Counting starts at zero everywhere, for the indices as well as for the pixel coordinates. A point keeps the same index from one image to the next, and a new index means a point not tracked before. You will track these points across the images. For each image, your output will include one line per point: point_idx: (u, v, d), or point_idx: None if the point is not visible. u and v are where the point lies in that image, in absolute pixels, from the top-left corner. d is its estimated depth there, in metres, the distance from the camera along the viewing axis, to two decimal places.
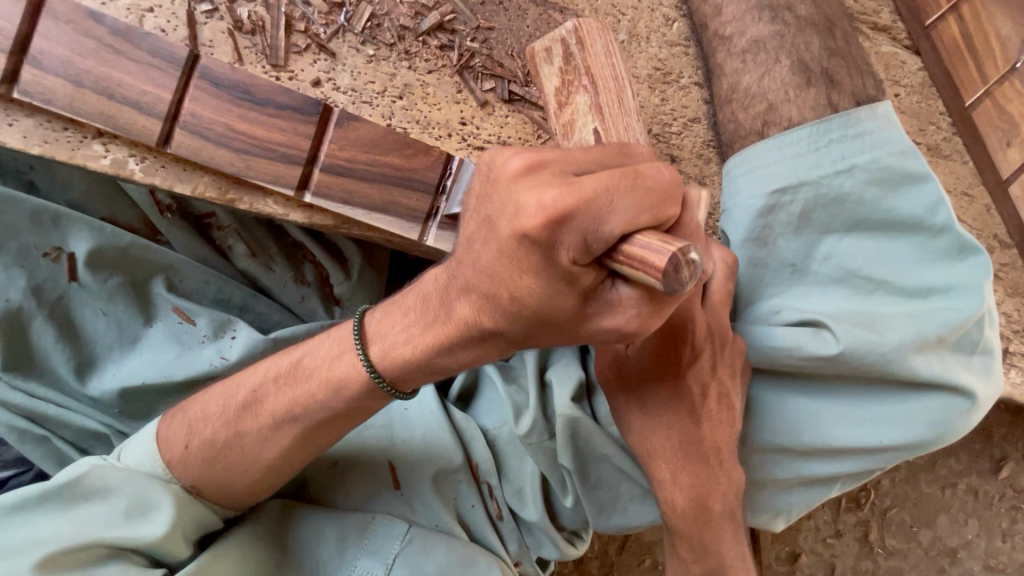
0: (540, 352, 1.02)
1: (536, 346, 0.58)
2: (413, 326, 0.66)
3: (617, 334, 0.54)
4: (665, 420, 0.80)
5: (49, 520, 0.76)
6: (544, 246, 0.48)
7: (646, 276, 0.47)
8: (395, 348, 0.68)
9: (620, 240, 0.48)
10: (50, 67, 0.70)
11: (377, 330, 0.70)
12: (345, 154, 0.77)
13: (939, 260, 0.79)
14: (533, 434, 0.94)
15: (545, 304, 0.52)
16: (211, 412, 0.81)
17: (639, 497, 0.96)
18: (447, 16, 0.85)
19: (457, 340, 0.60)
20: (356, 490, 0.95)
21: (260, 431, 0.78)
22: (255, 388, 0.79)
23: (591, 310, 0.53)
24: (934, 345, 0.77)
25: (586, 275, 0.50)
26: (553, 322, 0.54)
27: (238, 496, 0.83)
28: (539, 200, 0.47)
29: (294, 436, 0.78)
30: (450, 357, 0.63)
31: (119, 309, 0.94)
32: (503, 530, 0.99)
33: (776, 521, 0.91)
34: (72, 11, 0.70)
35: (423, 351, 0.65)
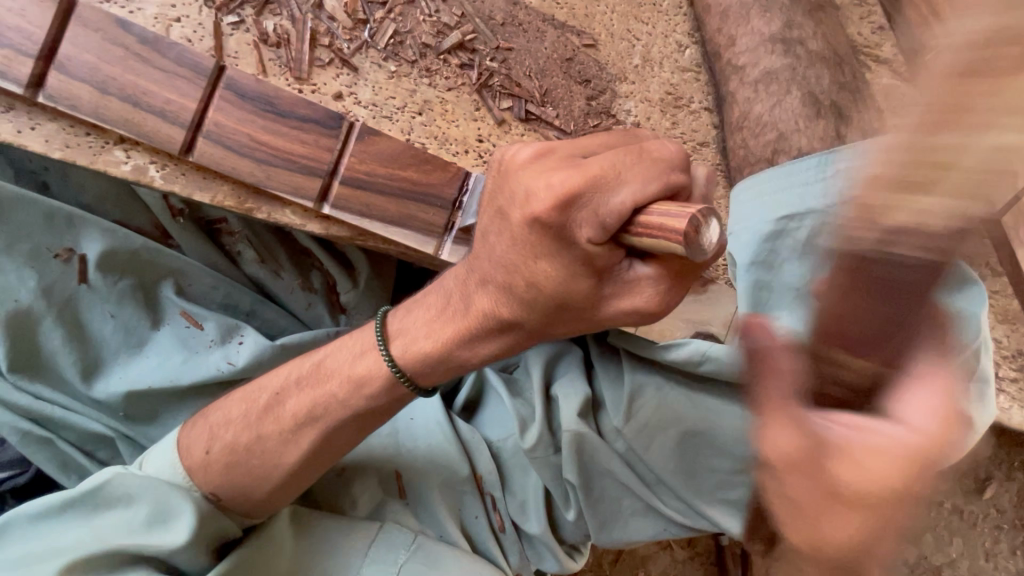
0: (546, 366, 1.03)
1: (555, 336, 0.59)
2: (434, 321, 0.67)
3: (634, 317, 0.53)
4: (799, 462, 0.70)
5: (70, 524, 0.77)
6: (555, 229, 0.49)
7: (667, 242, 0.45)
8: (416, 342, 0.69)
9: (633, 212, 0.47)
10: (77, 73, 0.70)
11: (395, 331, 0.72)
12: (365, 168, 0.78)
13: (940, 290, 0.81)
14: (539, 447, 0.95)
15: (564, 290, 0.52)
16: (230, 416, 0.81)
17: (641, 511, 0.98)
18: (467, 35, 0.86)
19: (477, 331, 0.62)
20: (364, 498, 0.96)
21: (279, 433, 0.79)
22: (277, 390, 0.80)
23: (607, 291, 0.52)
24: None
25: (601, 254, 0.50)
26: (569, 308, 0.53)
27: (255, 504, 0.82)
28: (548, 182, 0.49)
29: (313, 439, 0.78)
30: (470, 351, 0.65)
31: (127, 311, 0.93)
32: (504, 542, 1.00)
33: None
34: (101, 19, 0.70)
35: (444, 344, 0.66)
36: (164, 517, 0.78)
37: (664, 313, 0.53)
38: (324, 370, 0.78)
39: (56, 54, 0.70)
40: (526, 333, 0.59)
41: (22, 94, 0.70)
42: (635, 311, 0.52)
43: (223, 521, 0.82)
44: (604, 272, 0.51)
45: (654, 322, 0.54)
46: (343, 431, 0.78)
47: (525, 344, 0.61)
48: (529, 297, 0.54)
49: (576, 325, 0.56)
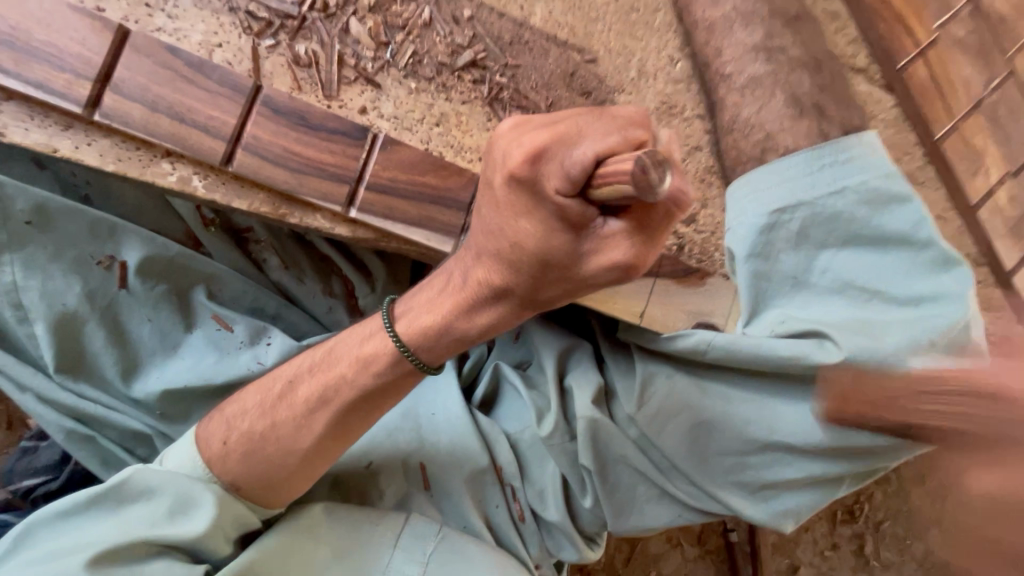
0: (558, 359, 1.10)
1: (546, 300, 0.65)
2: (435, 297, 0.76)
3: (614, 271, 0.59)
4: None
5: (100, 518, 0.81)
6: (528, 184, 0.56)
7: (621, 187, 0.50)
8: (419, 318, 0.77)
9: (592, 162, 0.52)
10: (129, 94, 0.78)
11: (403, 310, 0.80)
12: (387, 175, 0.85)
13: (927, 272, 0.87)
14: (555, 435, 1.02)
15: (544, 247, 0.59)
16: (247, 407, 0.86)
17: (655, 497, 1.02)
18: (479, 54, 0.94)
19: (475, 302, 0.70)
20: (390, 491, 1.01)
21: (294, 419, 0.83)
22: (290, 378, 0.85)
23: (585, 248, 0.58)
24: (929, 350, 0.85)
25: (573, 208, 0.56)
26: (552, 265, 0.60)
27: (274, 489, 0.86)
28: (521, 143, 0.56)
29: (328, 420, 0.83)
30: (469, 322, 0.73)
31: (163, 317, 1.00)
32: (524, 532, 1.05)
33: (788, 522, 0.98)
34: (151, 45, 0.78)
35: (446, 316, 0.74)
36: (188, 507, 0.82)
37: (644, 263, 0.58)
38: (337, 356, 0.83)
39: (111, 77, 0.78)
40: (520, 299, 0.66)
41: (81, 113, 0.77)
42: (612, 265, 0.58)
43: (245, 509, 0.85)
44: (579, 227, 0.57)
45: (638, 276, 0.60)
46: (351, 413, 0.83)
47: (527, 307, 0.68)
48: (514, 258, 0.62)
49: (562, 286, 0.63)
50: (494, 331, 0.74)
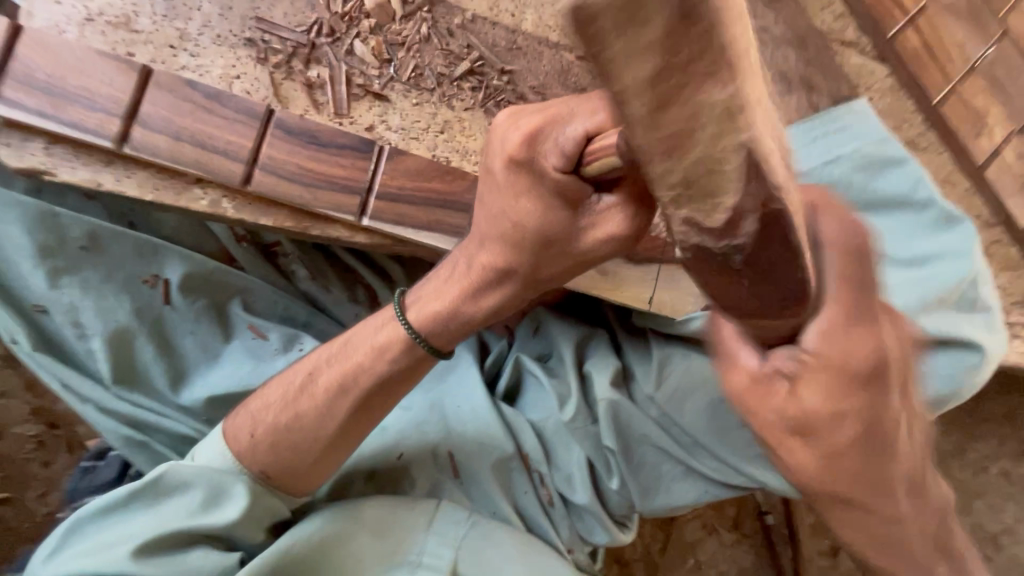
0: (575, 347, 1.14)
1: (547, 276, 0.74)
2: (443, 282, 0.82)
3: (609, 243, 0.66)
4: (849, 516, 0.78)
5: (139, 512, 0.86)
6: (526, 165, 0.65)
7: (608, 160, 0.56)
8: (429, 305, 0.83)
9: (584, 139, 0.59)
10: (157, 127, 0.84)
11: (410, 300, 0.86)
12: (396, 183, 0.90)
13: (930, 230, 0.88)
14: (578, 419, 1.06)
15: (545, 224, 0.67)
16: (269, 401, 0.89)
17: (680, 476, 1.04)
18: (476, 62, 0.97)
19: (482, 284, 0.78)
20: (422, 480, 1.05)
21: (316, 408, 0.87)
22: (310, 369, 0.89)
23: (583, 223, 0.66)
24: (936, 306, 0.85)
25: (570, 184, 0.63)
26: (553, 240, 0.69)
27: (300, 479, 0.90)
28: (517, 128, 0.65)
29: (348, 407, 0.87)
30: (475, 304, 0.80)
31: (203, 329, 1.05)
32: (554, 516, 1.08)
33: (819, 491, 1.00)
34: (173, 81, 0.84)
35: (454, 301, 0.81)
36: (221, 499, 0.87)
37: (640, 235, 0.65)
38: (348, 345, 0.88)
39: (138, 113, 0.84)
40: (520, 277, 0.75)
41: (111, 147, 0.84)
42: (610, 237, 0.66)
43: (273, 500, 0.90)
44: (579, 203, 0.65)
45: (632, 246, 0.67)
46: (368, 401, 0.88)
47: (530, 285, 0.76)
48: (517, 237, 0.70)
49: (561, 261, 0.71)
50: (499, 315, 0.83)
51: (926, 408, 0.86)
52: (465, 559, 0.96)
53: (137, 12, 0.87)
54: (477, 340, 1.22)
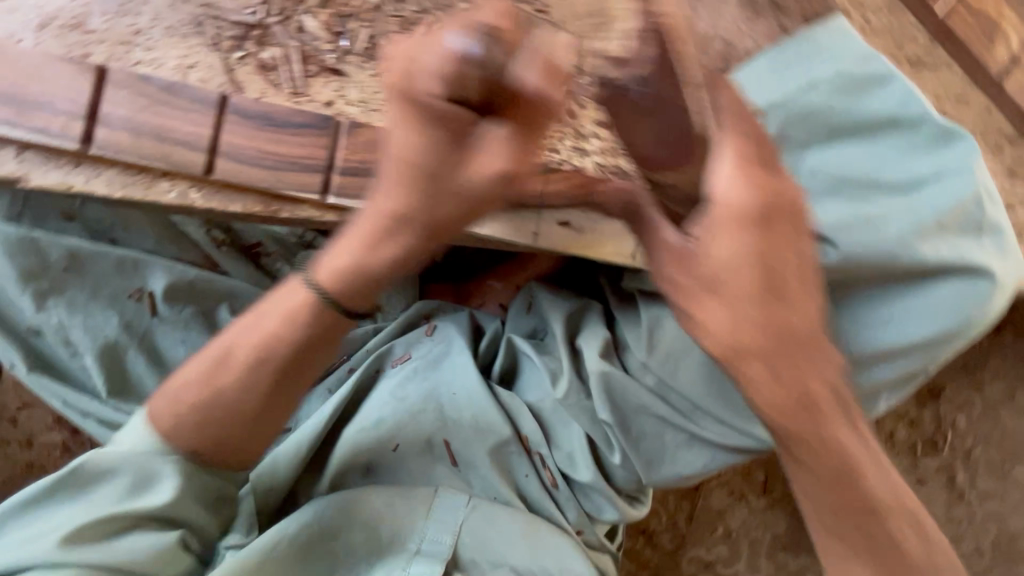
0: (567, 321, 1.10)
1: (444, 219, 0.75)
2: (345, 237, 0.81)
3: (494, 175, 0.71)
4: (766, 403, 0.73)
5: (65, 503, 0.88)
6: (407, 92, 0.68)
7: (461, 71, 0.64)
8: (333, 262, 0.81)
9: (450, 56, 0.64)
10: (117, 125, 0.85)
11: (317, 263, 0.84)
12: (356, 157, 0.89)
13: (928, 148, 0.83)
14: (571, 395, 1.03)
15: (429, 157, 0.71)
16: (187, 379, 0.87)
17: (685, 444, 0.99)
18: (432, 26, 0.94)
19: (382, 232, 0.78)
20: (416, 468, 1.02)
21: (237, 382, 0.86)
22: (224, 343, 0.87)
23: (471, 151, 0.71)
24: (936, 231, 0.80)
25: (449, 109, 0.68)
26: (439, 172, 0.72)
27: (233, 453, 0.90)
28: (403, 53, 0.68)
29: (267, 379, 0.86)
30: (376, 257, 0.79)
31: (193, 334, 1.07)
32: (560, 498, 1.05)
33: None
34: (127, 78, 0.85)
35: (357, 256, 0.80)
36: (146, 483, 0.88)
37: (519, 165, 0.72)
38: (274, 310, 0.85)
39: (98, 111, 0.85)
40: (417, 220, 0.75)
41: (78, 148, 0.85)
42: (496, 171, 0.71)
43: (208, 478, 0.91)
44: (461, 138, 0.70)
45: (509, 182, 0.73)
46: (285, 365, 0.86)
47: (432, 234, 0.76)
48: (409, 173, 0.73)
49: (452, 199, 0.74)
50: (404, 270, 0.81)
51: (900, 349, 0.82)
52: (466, 545, 0.95)
53: (89, 12, 0.89)
54: (470, 322, 1.19)
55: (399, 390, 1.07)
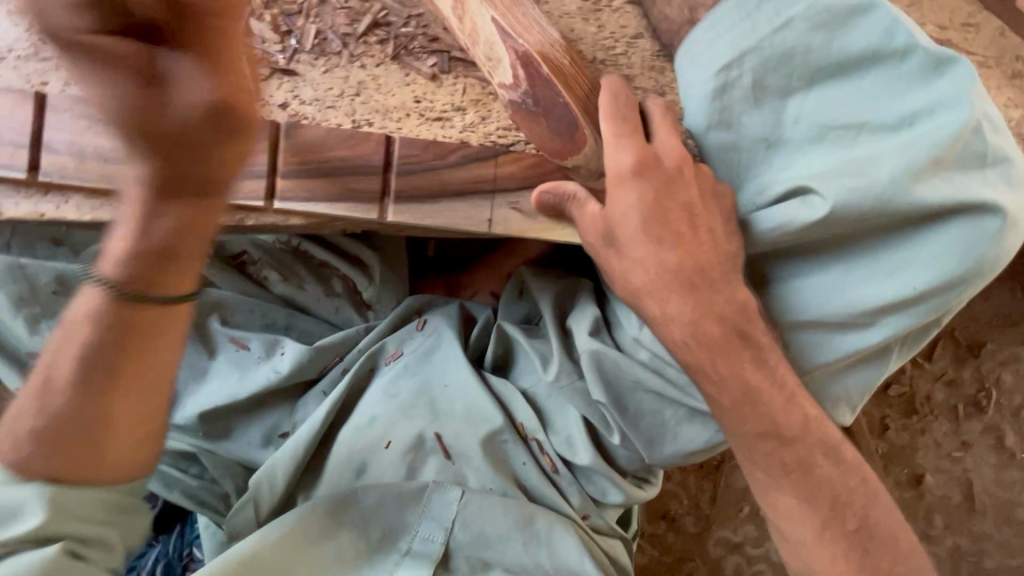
0: (555, 302, 1.07)
1: (190, 171, 0.73)
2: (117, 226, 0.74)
3: (196, 108, 0.69)
4: (685, 349, 0.78)
5: None
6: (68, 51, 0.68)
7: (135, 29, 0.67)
8: (110, 253, 0.74)
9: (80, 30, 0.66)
10: (59, 149, 0.87)
11: (102, 255, 0.76)
12: (300, 159, 0.87)
13: (914, 82, 0.75)
14: (562, 377, 1.00)
15: (134, 106, 0.69)
16: (20, 408, 0.74)
17: (686, 419, 0.93)
18: (380, 14, 0.94)
19: (151, 204, 0.73)
20: (390, 463, 1.00)
21: (68, 396, 0.73)
22: (46, 364, 0.75)
23: (155, 98, 0.69)
24: (933, 169, 0.72)
25: (121, 66, 0.68)
26: (153, 121, 0.70)
27: (99, 465, 0.74)
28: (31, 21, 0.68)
29: (108, 369, 0.73)
30: (155, 231, 0.73)
31: (188, 349, 1.10)
32: (561, 484, 1.03)
33: (856, 396, 0.86)
34: (70, 103, 0.88)
35: (134, 237, 0.73)
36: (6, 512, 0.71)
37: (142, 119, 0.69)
38: (116, 322, 0.73)
39: (42, 138, 0.88)
40: (167, 175, 0.72)
41: (25, 177, 0.88)
42: (184, 100, 0.69)
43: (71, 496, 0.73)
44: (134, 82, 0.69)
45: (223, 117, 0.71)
46: (138, 362, 0.75)
47: (200, 190, 0.74)
48: (139, 120, 0.70)
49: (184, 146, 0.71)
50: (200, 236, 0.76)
51: (882, 311, 0.76)
52: (460, 541, 0.97)
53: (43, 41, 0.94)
54: (461, 313, 1.17)
55: (391, 388, 1.07)
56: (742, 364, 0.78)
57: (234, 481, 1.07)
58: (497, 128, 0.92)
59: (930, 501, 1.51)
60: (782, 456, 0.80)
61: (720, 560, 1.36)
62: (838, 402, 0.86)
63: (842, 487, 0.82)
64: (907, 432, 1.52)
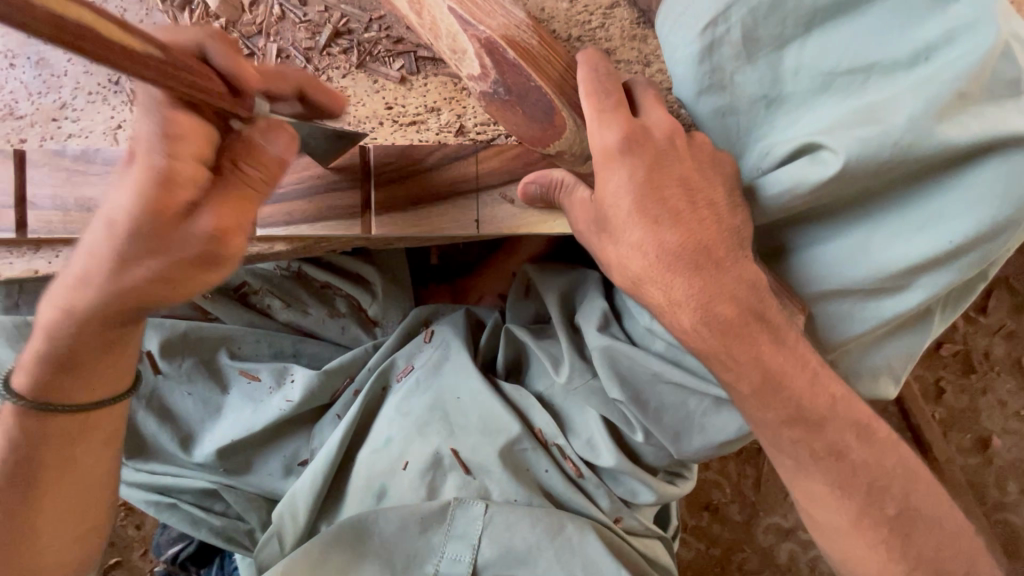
0: (561, 298, 1.03)
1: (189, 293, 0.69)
2: (61, 364, 0.75)
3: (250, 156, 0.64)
4: (698, 336, 0.72)
5: None
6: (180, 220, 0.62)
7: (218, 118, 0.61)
8: (56, 382, 0.77)
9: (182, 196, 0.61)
10: (44, 204, 0.87)
11: (67, 388, 0.77)
12: (275, 183, 0.83)
13: (927, 11, 0.66)
14: (575, 377, 0.96)
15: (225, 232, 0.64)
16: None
17: (713, 409, 0.86)
18: (340, 22, 0.89)
19: (97, 342, 0.74)
20: (411, 486, 0.98)
21: (28, 503, 0.80)
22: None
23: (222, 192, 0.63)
24: (958, 105, 0.63)
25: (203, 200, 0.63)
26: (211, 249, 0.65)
27: (77, 543, 0.85)
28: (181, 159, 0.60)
29: (60, 477, 0.81)
30: (110, 355, 0.77)
31: (199, 386, 1.08)
32: (589, 488, 0.99)
33: (900, 366, 0.78)
34: (45, 155, 0.86)
35: (95, 367, 0.77)
36: None
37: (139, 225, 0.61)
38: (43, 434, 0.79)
39: (26, 196, 0.87)
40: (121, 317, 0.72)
41: (16, 237, 0.87)
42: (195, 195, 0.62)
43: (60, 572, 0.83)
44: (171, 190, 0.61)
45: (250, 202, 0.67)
46: (58, 466, 0.80)
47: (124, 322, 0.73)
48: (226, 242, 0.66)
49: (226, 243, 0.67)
50: (122, 347, 0.77)
51: (914, 271, 0.68)
52: (488, 558, 0.92)
53: (16, 98, 0.92)
54: (468, 320, 1.14)
55: (404, 405, 1.03)
56: (760, 345, 0.71)
57: (260, 515, 1.06)
58: (475, 125, 0.89)
59: (998, 466, 1.41)
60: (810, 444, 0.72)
61: (772, 547, 1.35)
62: (878, 373, 0.79)
63: (878, 470, 0.75)
64: (966, 394, 1.42)
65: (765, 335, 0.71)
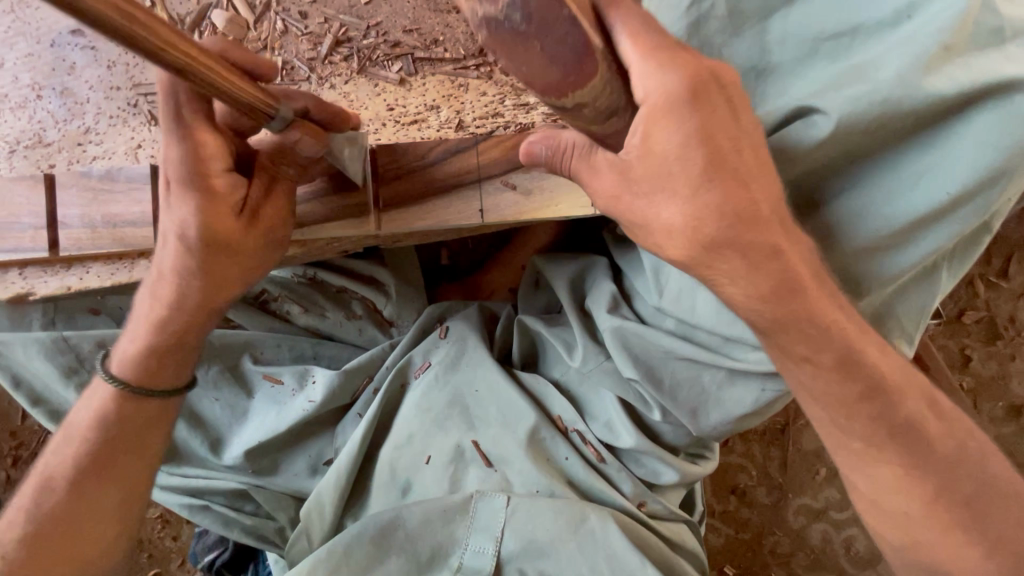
0: (571, 285, 1.05)
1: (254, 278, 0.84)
2: (153, 361, 0.89)
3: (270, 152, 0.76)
4: (751, 309, 0.66)
5: None
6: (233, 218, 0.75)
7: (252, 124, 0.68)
8: (148, 376, 0.90)
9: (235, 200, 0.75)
10: (74, 223, 0.92)
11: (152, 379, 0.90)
12: None
13: None
14: (590, 359, 0.97)
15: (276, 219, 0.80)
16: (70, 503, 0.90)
17: (727, 383, 0.86)
18: (340, 31, 0.93)
19: (188, 336, 0.88)
20: (434, 479, 1.00)
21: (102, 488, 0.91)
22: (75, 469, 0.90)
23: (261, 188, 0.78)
24: (944, 57, 0.64)
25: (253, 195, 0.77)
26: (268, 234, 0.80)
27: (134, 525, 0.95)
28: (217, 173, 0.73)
29: (125, 460, 0.92)
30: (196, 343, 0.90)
31: (226, 392, 1.11)
32: (610, 473, 0.99)
33: (912, 326, 0.78)
34: (73, 177, 0.92)
35: (182, 357, 0.90)
36: None
37: (214, 233, 0.75)
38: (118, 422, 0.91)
39: (57, 216, 0.92)
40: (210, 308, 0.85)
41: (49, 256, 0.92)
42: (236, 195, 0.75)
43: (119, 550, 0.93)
44: (225, 198, 0.74)
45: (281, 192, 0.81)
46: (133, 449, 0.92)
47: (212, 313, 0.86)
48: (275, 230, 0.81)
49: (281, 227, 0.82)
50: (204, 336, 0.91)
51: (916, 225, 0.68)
52: (511, 550, 0.93)
53: (45, 127, 0.98)
54: (482, 314, 1.16)
55: (424, 401, 1.04)
56: (814, 304, 0.65)
57: (289, 513, 1.09)
58: (474, 119, 0.92)
59: None
60: (831, 410, 0.71)
61: (804, 529, 1.33)
62: (890, 335, 0.78)
63: None
64: (993, 361, 1.38)
65: (814, 293, 0.65)
